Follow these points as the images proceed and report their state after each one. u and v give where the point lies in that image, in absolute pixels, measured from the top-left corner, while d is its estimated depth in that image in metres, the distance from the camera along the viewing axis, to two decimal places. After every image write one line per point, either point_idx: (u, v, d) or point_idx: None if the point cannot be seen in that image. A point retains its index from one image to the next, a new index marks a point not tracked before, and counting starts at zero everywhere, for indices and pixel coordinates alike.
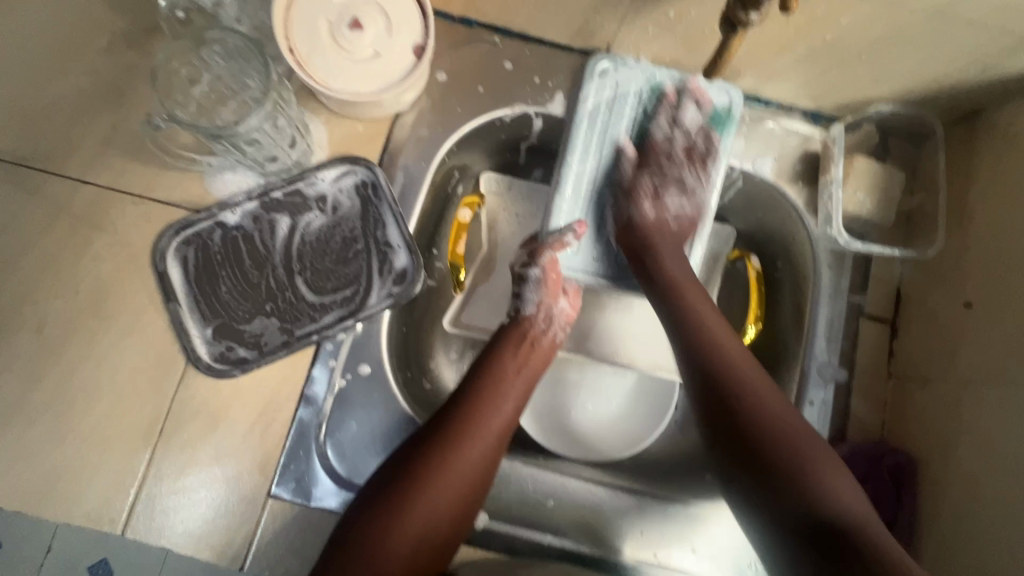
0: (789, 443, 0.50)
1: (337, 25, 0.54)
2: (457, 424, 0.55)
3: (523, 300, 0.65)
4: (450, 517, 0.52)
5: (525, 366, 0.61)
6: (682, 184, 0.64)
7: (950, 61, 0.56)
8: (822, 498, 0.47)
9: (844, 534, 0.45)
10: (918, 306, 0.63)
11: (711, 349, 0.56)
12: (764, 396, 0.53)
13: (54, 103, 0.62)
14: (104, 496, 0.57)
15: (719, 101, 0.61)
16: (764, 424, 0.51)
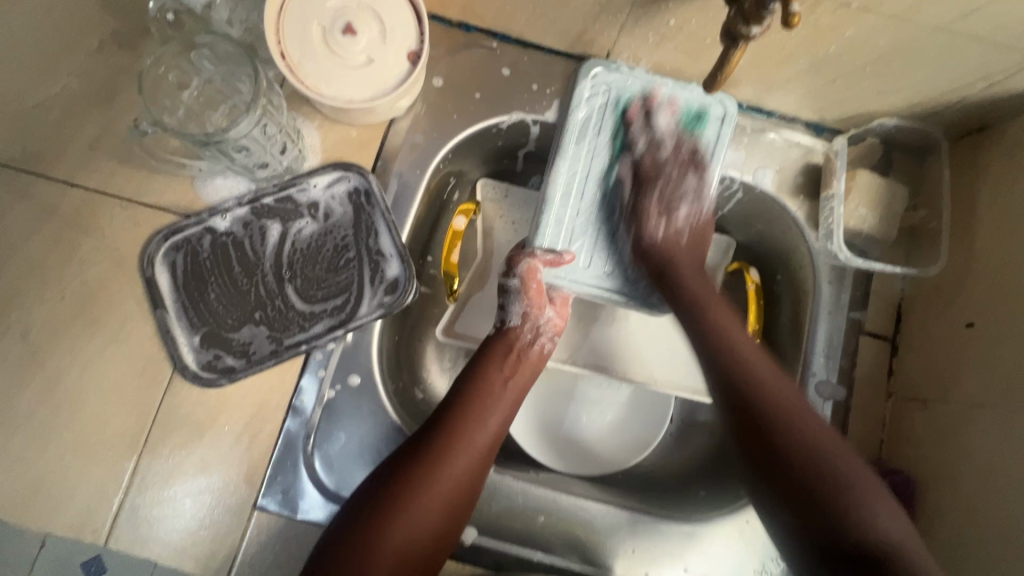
0: (832, 471, 0.49)
1: (330, 30, 0.53)
2: (442, 439, 0.54)
3: (508, 311, 0.64)
4: (432, 535, 0.52)
5: (512, 380, 0.61)
6: (694, 194, 0.65)
7: (957, 76, 0.55)
8: (869, 530, 0.47)
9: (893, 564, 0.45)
10: (919, 324, 0.62)
11: (747, 369, 0.56)
12: (809, 420, 0.53)
13: (43, 103, 0.61)
14: (87, 504, 0.56)
15: (712, 110, 0.63)
16: (807, 449, 0.51)
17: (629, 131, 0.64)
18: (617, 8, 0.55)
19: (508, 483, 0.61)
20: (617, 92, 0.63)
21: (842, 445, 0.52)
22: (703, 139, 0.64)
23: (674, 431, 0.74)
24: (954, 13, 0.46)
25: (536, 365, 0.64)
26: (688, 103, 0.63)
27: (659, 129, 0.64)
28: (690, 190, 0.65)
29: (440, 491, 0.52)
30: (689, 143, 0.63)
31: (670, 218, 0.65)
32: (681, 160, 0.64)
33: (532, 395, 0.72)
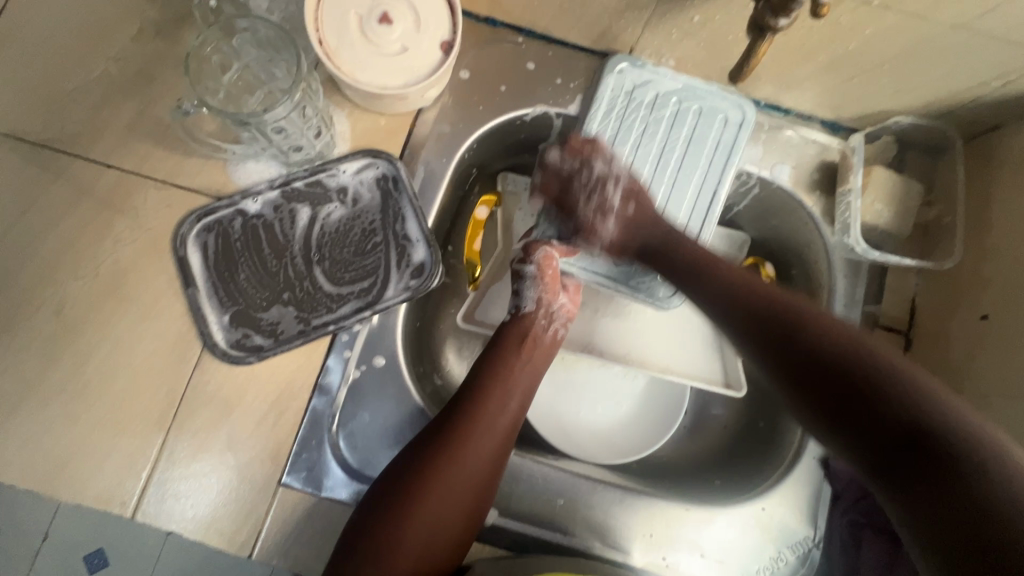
0: (856, 362, 0.45)
1: (367, 19, 0.55)
2: (463, 423, 0.54)
3: (521, 296, 0.64)
4: (461, 518, 0.52)
5: (531, 366, 0.61)
6: (607, 175, 0.63)
7: (973, 75, 0.56)
8: (915, 407, 0.41)
9: (942, 445, 0.38)
10: (933, 318, 0.63)
11: (746, 287, 0.55)
12: (827, 323, 0.49)
13: (82, 87, 0.63)
14: (115, 478, 0.57)
15: (732, 115, 0.65)
16: (824, 347, 0.47)
17: (648, 124, 0.66)
18: (643, 5, 0.57)
19: (528, 466, 0.62)
20: (642, 88, 0.65)
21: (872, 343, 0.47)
22: (721, 140, 0.65)
23: (689, 423, 0.75)
24: (972, 12, 0.48)
25: (550, 350, 0.64)
26: (710, 102, 0.65)
27: (553, 165, 0.65)
28: (602, 177, 0.63)
29: (459, 476, 0.52)
30: (712, 138, 0.65)
31: (606, 205, 0.63)
32: (578, 160, 0.63)
33: (549, 383, 0.73)
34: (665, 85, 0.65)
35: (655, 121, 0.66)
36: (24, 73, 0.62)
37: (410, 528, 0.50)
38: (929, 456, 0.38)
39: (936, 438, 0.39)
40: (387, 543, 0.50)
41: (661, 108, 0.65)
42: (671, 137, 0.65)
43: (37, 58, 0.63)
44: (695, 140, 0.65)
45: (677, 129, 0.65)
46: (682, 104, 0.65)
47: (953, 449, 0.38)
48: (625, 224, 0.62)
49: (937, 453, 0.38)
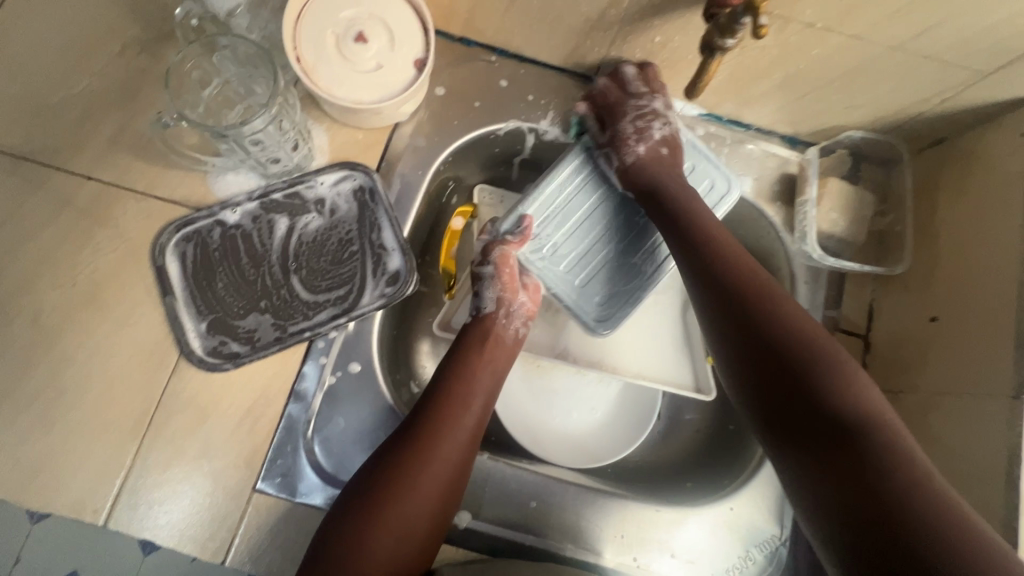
0: (814, 355, 0.50)
1: (343, 38, 0.58)
2: (431, 423, 0.56)
3: (481, 298, 0.66)
4: (430, 518, 0.53)
5: (493, 364, 0.63)
6: (659, 113, 0.66)
7: (914, 92, 0.60)
8: (845, 406, 0.47)
9: (866, 440, 0.44)
10: (888, 322, 0.66)
11: (729, 265, 0.57)
12: (796, 316, 0.53)
13: (66, 101, 0.64)
14: (88, 486, 0.57)
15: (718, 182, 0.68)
16: (788, 336, 0.51)
17: None
18: (607, 25, 0.60)
19: (501, 469, 0.63)
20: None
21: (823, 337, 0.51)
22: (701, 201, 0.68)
23: (662, 427, 0.76)
24: (907, 33, 0.52)
25: (511, 350, 0.66)
26: (702, 166, 0.68)
27: (622, 79, 0.65)
28: (655, 112, 0.65)
29: (441, 468, 0.54)
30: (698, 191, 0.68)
31: (645, 135, 0.65)
32: (649, 87, 0.65)
33: (524, 390, 0.75)
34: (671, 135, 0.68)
35: None
36: (9, 89, 0.64)
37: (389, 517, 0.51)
38: (853, 446, 0.44)
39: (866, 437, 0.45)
40: (363, 533, 0.50)
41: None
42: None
43: (22, 74, 0.64)
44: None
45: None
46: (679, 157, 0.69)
47: (876, 444, 0.44)
48: (655, 163, 0.65)
49: (860, 446, 0.44)
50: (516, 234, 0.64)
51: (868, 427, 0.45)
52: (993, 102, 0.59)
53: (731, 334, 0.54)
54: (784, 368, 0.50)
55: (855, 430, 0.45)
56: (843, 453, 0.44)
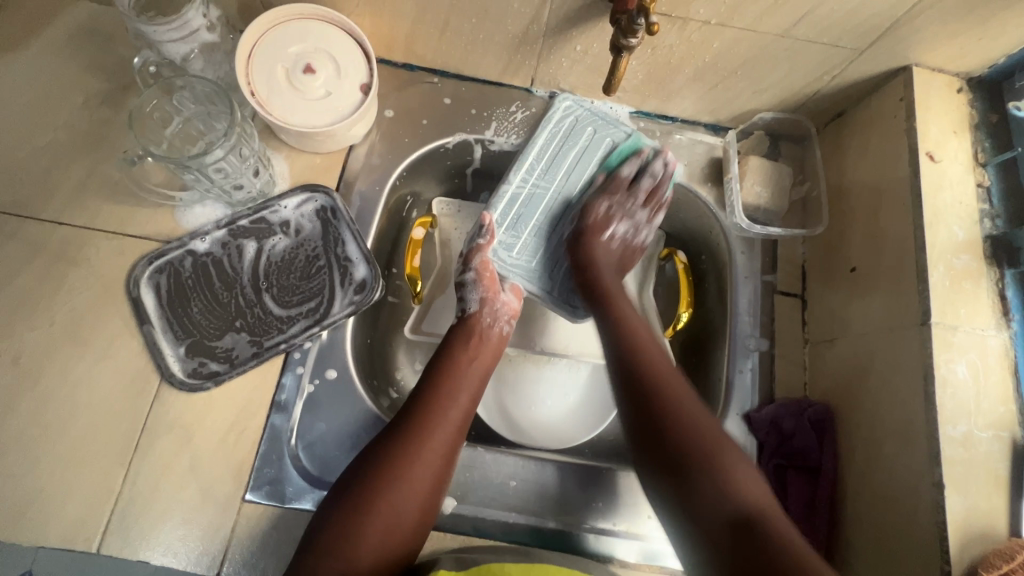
0: (710, 445, 0.53)
1: (292, 71, 0.63)
2: (420, 420, 0.59)
3: (466, 300, 0.70)
4: (418, 506, 0.56)
5: (476, 361, 0.66)
6: (633, 219, 0.75)
7: (808, 73, 0.68)
8: (735, 496, 0.50)
9: (757, 525, 0.48)
10: (818, 279, 0.72)
11: (641, 350, 0.62)
12: (697, 404, 0.57)
13: (33, 155, 0.68)
14: (79, 515, 0.58)
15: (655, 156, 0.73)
16: (685, 423, 0.55)
17: (584, 154, 0.74)
18: (533, 39, 0.67)
19: (482, 455, 0.66)
20: (585, 122, 0.73)
21: (722, 431, 0.55)
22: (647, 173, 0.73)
23: None
24: (787, 22, 0.60)
25: (497, 348, 0.70)
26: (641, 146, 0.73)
27: (626, 177, 0.73)
28: (638, 222, 0.75)
29: (423, 467, 0.57)
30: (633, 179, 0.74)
31: (621, 221, 0.74)
32: (641, 200, 0.74)
33: (500, 383, 0.79)
34: (606, 127, 0.73)
35: (589, 153, 0.74)
36: None
37: (369, 523, 0.53)
38: (748, 532, 0.48)
39: (760, 529, 0.47)
40: (342, 539, 0.52)
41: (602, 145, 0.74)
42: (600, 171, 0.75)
43: None
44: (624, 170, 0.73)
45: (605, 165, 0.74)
46: (614, 145, 0.74)
47: (767, 531, 0.47)
48: (605, 250, 0.73)
49: (752, 532, 0.48)
50: (485, 237, 0.70)
51: (760, 523, 0.48)
52: (874, 74, 0.67)
53: (637, 423, 0.57)
54: (680, 458, 0.53)
55: (747, 516, 0.49)
56: (742, 540, 0.47)
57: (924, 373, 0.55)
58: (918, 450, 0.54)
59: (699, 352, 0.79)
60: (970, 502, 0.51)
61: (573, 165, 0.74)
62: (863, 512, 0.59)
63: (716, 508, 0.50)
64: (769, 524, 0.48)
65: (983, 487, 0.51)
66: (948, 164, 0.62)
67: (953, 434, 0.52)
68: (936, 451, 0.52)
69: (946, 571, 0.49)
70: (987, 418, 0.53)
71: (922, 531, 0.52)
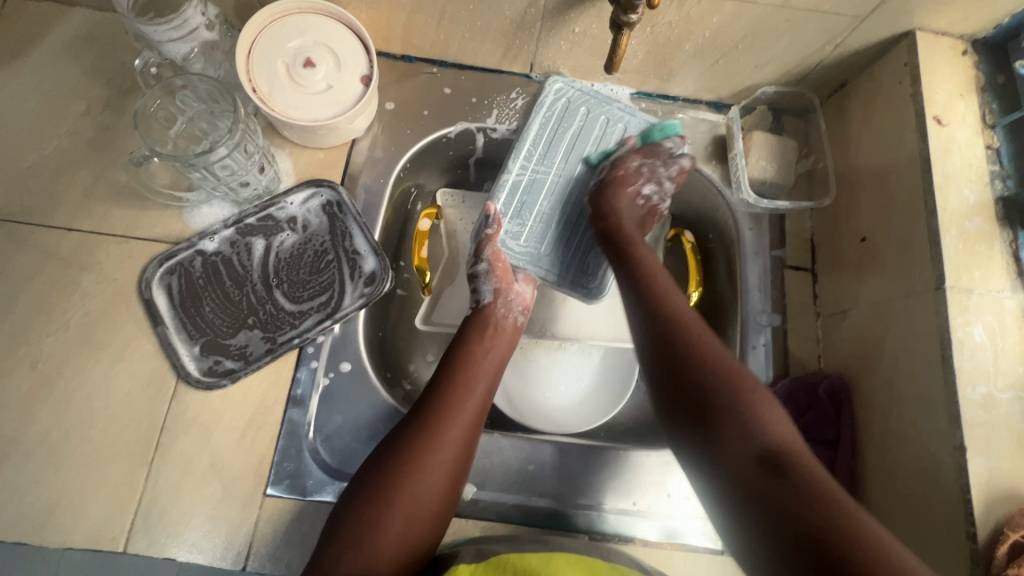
0: (735, 384, 0.52)
1: (293, 65, 0.63)
2: (436, 409, 0.59)
3: (480, 292, 0.71)
4: (440, 493, 0.56)
5: (492, 350, 0.66)
6: (660, 185, 0.72)
7: (810, 44, 0.67)
8: (763, 434, 0.48)
9: (786, 464, 0.46)
10: (828, 252, 0.72)
11: (659, 296, 0.61)
12: (718, 350, 0.55)
13: (38, 162, 0.68)
14: (103, 515, 0.59)
15: (648, 129, 0.74)
16: (708, 364, 0.53)
17: (579, 136, 0.73)
18: (531, 23, 0.67)
19: (499, 441, 0.66)
20: (577, 103, 0.73)
21: (745, 372, 0.54)
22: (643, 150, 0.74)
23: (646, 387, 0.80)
24: None
25: (513, 337, 0.69)
26: (633, 125, 0.75)
27: (661, 150, 0.71)
28: (665, 193, 0.73)
29: (441, 456, 0.56)
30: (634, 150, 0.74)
31: (650, 183, 0.71)
32: (672, 174, 0.72)
33: (511, 370, 0.79)
34: (598, 105, 0.74)
35: (584, 132, 0.74)
36: None
37: (388, 513, 0.53)
38: (776, 470, 0.46)
39: (788, 469, 0.46)
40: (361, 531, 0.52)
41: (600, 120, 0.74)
42: (601, 146, 0.74)
43: None
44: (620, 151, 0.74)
45: (605, 138, 0.74)
46: (609, 123, 0.74)
47: (794, 468, 0.46)
48: (628, 205, 0.70)
49: (780, 472, 0.46)
50: (491, 225, 0.69)
51: (789, 463, 0.46)
52: (876, 42, 0.66)
53: (660, 366, 0.56)
54: (705, 400, 0.52)
55: (777, 455, 0.47)
56: (769, 478, 0.45)
57: (940, 337, 0.55)
58: (937, 413, 0.54)
59: (710, 330, 0.78)
60: (993, 463, 0.50)
61: (572, 147, 0.73)
62: (884, 480, 0.59)
63: (744, 445, 0.48)
64: (800, 464, 0.46)
65: (1005, 447, 0.51)
66: (956, 127, 0.61)
67: (973, 397, 0.52)
68: (956, 414, 0.52)
69: (972, 533, 0.49)
70: (1006, 379, 0.53)
71: (945, 494, 0.52)
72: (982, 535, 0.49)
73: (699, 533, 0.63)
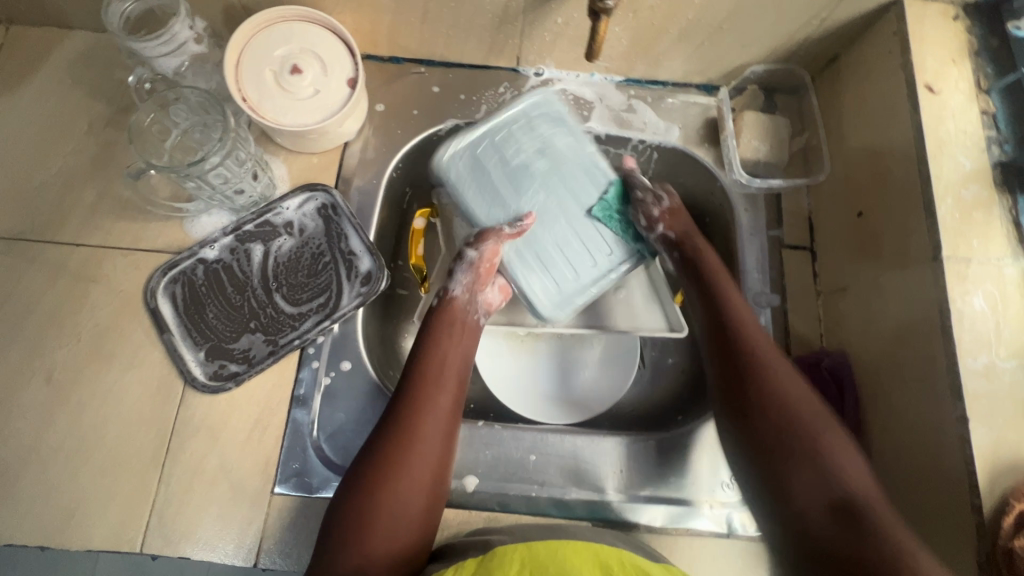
0: (809, 432, 0.54)
1: (280, 73, 0.64)
2: (413, 404, 0.59)
3: (452, 281, 0.69)
4: (423, 493, 0.55)
5: (460, 344, 0.65)
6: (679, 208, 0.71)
7: (797, 20, 0.66)
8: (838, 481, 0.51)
9: (859, 513, 0.49)
10: (825, 229, 0.71)
11: (732, 322, 0.61)
12: (793, 387, 0.56)
13: (45, 182, 0.71)
14: (120, 517, 0.61)
15: (536, 110, 0.70)
16: (783, 407, 0.55)
17: (513, 160, 0.69)
18: (513, 17, 0.67)
19: (502, 433, 0.67)
20: (483, 139, 0.69)
21: (818, 412, 0.55)
22: (563, 120, 0.70)
23: (649, 373, 0.80)
24: None
25: (473, 335, 0.68)
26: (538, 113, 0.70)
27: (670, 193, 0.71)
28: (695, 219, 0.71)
29: (423, 453, 0.56)
30: (556, 130, 0.70)
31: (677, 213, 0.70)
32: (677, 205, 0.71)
33: (513, 364, 0.78)
34: (495, 128, 0.69)
35: (506, 150, 0.69)
36: None
37: (380, 506, 0.53)
38: (847, 516, 0.49)
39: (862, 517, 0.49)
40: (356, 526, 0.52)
41: (512, 128, 0.69)
42: (530, 154, 0.69)
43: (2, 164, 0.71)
44: (552, 141, 0.69)
45: (528, 145, 0.69)
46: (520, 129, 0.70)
47: (868, 518, 0.49)
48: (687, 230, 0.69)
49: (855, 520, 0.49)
50: (513, 227, 0.66)
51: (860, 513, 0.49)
52: (865, 13, 0.65)
53: (733, 405, 0.58)
54: (780, 443, 0.54)
55: (850, 504, 0.50)
56: (843, 525, 0.49)
57: (940, 308, 0.53)
58: (939, 386, 0.53)
59: None
60: (997, 434, 0.49)
61: (506, 176, 0.68)
62: (889, 456, 0.58)
63: (820, 492, 0.51)
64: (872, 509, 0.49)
65: (1009, 417, 0.50)
66: (949, 94, 0.60)
67: (975, 366, 0.51)
68: (958, 386, 0.51)
69: (976, 505, 0.48)
70: (1010, 348, 0.52)
71: (950, 468, 0.51)
72: (987, 507, 0.48)
73: (705, 516, 0.63)
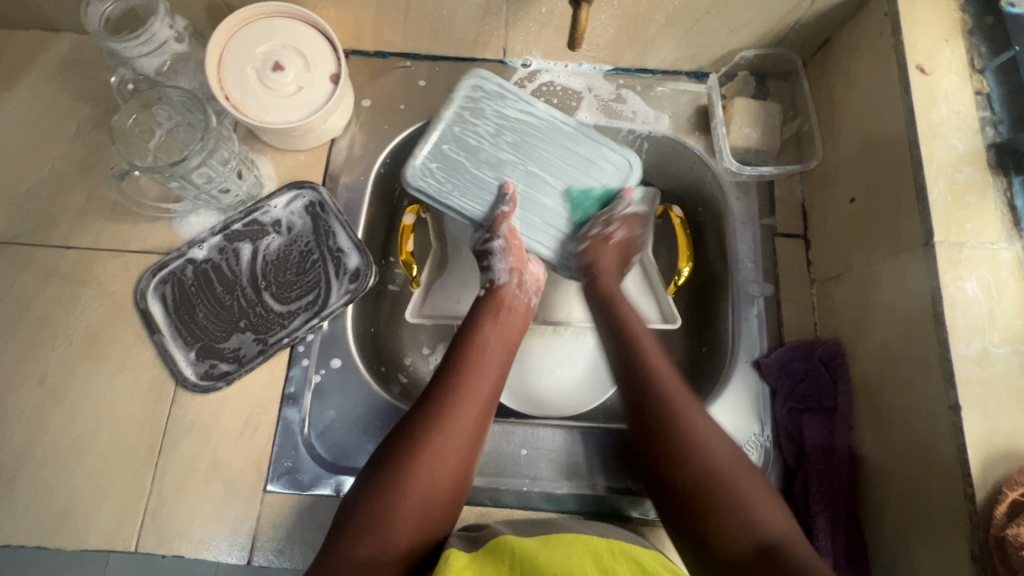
0: (723, 476, 0.51)
1: (262, 70, 0.64)
2: (449, 393, 0.57)
3: (493, 270, 0.67)
4: (453, 475, 0.53)
5: (501, 329, 0.64)
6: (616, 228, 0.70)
7: (785, 3, 0.65)
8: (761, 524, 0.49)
9: (782, 555, 0.47)
10: (819, 216, 0.70)
11: (644, 364, 0.59)
12: (709, 432, 0.54)
13: (34, 186, 0.71)
14: (115, 517, 0.61)
15: (474, 99, 0.69)
16: (699, 453, 0.52)
17: (484, 151, 0.67)
18: (496, 7, 0.66)
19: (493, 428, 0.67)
20: (445, 143, 0.67)
21: (735, 456, 0.53)
22: (504, 96, 0.69)
23: None
24: None
25: (523, 318, 0.66)
26: (477, 103, 0.69)
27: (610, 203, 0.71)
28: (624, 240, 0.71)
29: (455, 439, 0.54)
30: (505, 107, 0.69)
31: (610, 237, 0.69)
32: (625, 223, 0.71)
33: None
34: (450, 131, 0.68)
35: (468, 140, 0.68)
36: None
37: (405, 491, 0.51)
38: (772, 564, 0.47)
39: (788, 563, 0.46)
40: (377, 509, 0.50)
41: (466, 117, 0.68)
42: (492, 140, 0.68)
43: None
44: (507, 121, 0.69)
45: (487, 133, 0.68)
46: (472, 122, 0.68)
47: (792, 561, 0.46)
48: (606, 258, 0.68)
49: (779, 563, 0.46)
50: (508, 204, 0.65)
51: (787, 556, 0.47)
52: None
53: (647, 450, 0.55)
54: (696, 490, 0.51)
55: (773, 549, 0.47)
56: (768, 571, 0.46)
57: (932, 294, 0.52)
58: (932, 374, 0.52)
59: (703, 304, 0.77)
60: (991, 422, 0.48)
61: (483, 163, 0.67)
62: (883, 445, 0.57)
63: (742, 537, 0.48)
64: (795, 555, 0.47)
65: (1003, 404, 0.49)
66: (941, 75, 0.58)
67: (967, 353, 0.50)
68: (950, 372, 0.50)
69: (970, 494, 0.47)
70: (1004, 334, 0.50)
71: (944, 457, 0.50)
72: (980, 495, 0.47)
73: None
